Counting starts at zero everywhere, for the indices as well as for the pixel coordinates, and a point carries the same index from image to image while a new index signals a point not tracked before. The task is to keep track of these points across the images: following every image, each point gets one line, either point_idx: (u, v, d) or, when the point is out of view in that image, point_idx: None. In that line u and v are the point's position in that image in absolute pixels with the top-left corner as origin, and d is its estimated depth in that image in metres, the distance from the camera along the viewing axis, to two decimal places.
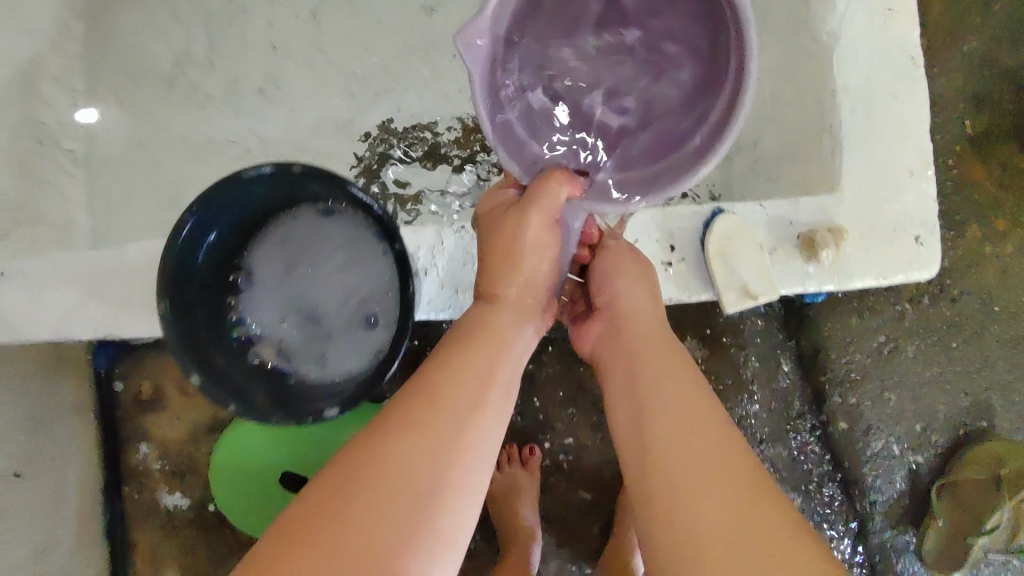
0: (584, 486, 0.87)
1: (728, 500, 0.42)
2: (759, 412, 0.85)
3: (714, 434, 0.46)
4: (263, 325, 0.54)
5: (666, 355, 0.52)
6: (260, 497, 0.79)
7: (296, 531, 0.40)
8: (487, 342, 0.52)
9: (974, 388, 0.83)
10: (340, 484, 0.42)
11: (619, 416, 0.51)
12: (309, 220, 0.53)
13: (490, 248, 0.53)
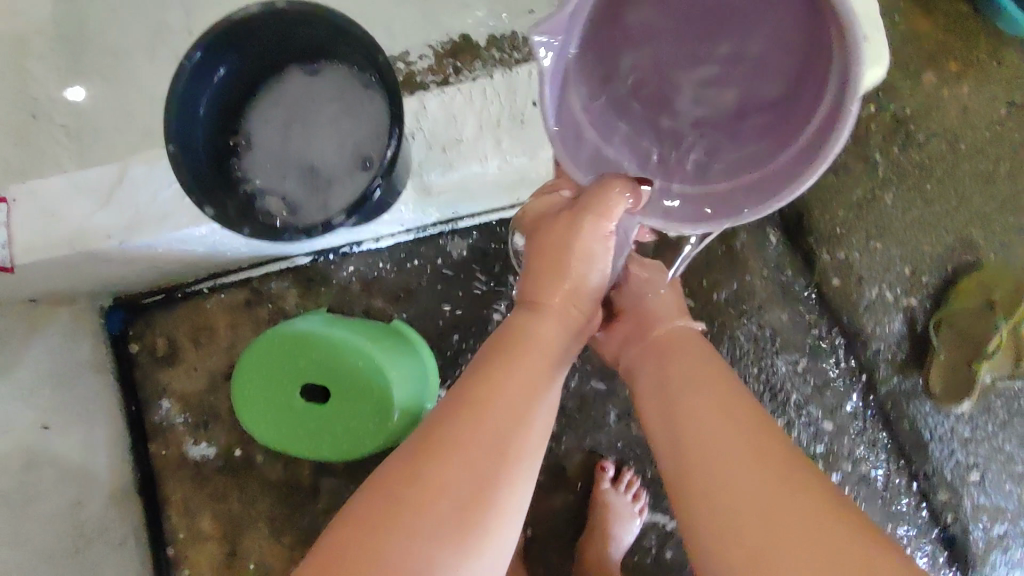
0: (597, 376, 0.89)
1: (761, 481, 0.48)
2: (755, 282, 0.88)
3: (741, 424, 0.52)
4: (267, 183, 0.53)
5: (697, 362, 0.58)
6: (284, 412, 0.77)
7: (372, 521, 0.45)
8: (528, 350, 0.56)
9: (956, 225, 0.86)
10: (405, 483, 0.47)
11: (655, 416, 0.57)
12: (298, 82, 0.54)
13: (541, 257, 0.58)
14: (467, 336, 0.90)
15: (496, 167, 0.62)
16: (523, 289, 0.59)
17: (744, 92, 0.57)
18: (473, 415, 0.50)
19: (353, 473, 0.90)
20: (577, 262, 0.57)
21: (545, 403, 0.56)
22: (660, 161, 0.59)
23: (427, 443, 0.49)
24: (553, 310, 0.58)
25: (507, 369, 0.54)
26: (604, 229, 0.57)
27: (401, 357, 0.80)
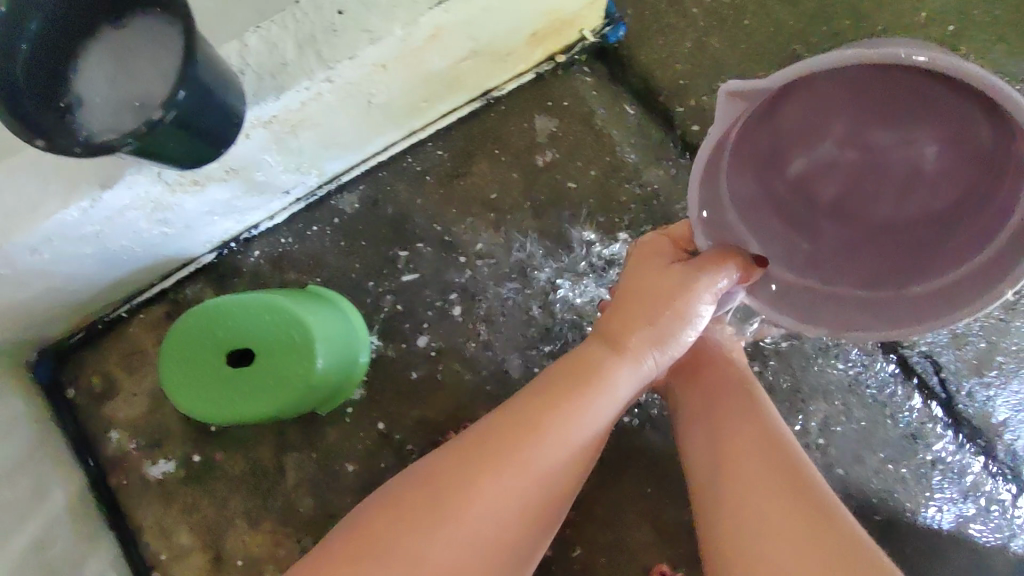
0: (510, 278, 0.93)
1: (761, 506, 0.62)
2: (631, 151, 0.94)
3: (756, 452, 0.67)
4: (103, 127, 0.56)
5: (735, 397, 0.75)
6: (217, 383, 0.79)
7: (405, 512, 0.63)
8: (592, 389, 0.73)
9: (782, 46, 0.94)
10: (444, 491, 0.64)
11: (697, 446, 0.73)
12: (114, 39, 0.59)
13: (647, 300, 0.75)
14: (382, 281, 0.94)
15: (325, 79, 0.66)
16: (614, 326, 0.76)
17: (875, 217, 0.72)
18: (523, 447, 0.67)
19: (311, 442, 0.92)
20: (672, 317, 0.74)
21: (591, 444, 0.73)
22: (794, 247, 0.75)
23: (475, 464, 0.66)
24: (639, 359, 0.75)
25: (571, 402, 0.71)
26: (709, 292, 0.72)
27: (316, 306, 0.83)
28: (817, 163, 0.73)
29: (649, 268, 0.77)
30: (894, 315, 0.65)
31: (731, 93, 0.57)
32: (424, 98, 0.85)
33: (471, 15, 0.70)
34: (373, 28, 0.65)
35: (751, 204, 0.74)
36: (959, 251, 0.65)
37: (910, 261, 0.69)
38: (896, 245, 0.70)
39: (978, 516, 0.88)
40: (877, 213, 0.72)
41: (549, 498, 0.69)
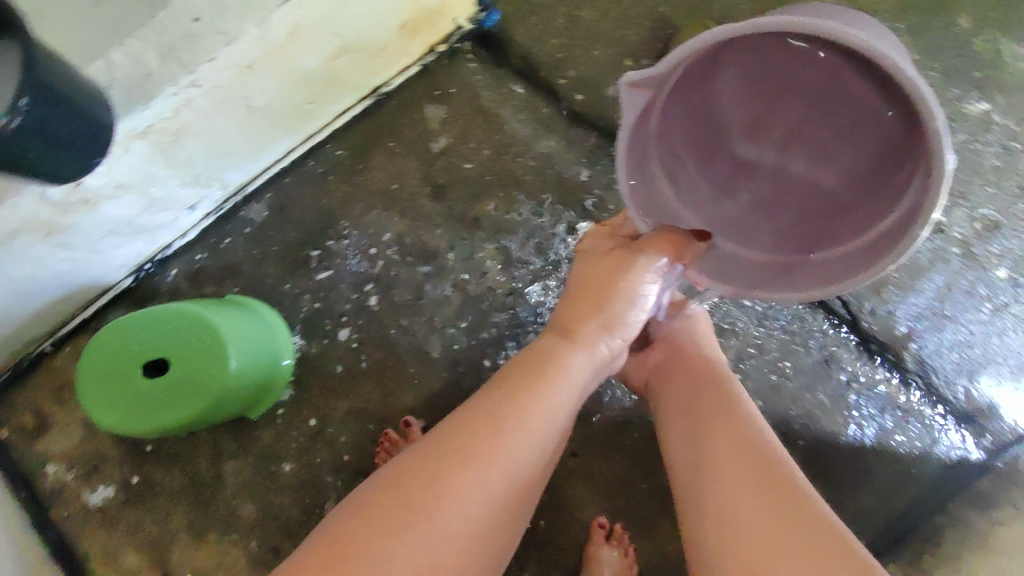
0: (420, 263, 0.96)
1: (756, 493, 0.59)
2: (521, 127, 0.98)
3: (742, 438, 0.65)
4: None
5: (713, 384, 0.74)
6: (134, 395, 0.80)
7: (366, 519, 0.57)
8: (550, 373, 0.68)
9: (650, 7, 0.98)
10: (409, 494, 0.57)
11: (676, 434, 0.72)
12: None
13: (589, 284, 0.72)
14: (298, 282, 0.97)
15: (191, 84, 0.70)
16: (566, 317, 0.73)
17: (793, 190, 0.73)
18: (492, 442, 0.62)
19: (246, 447, 0.94)
20: (620, 300, 0.71)
21: (556, 437, 0.68)
22: (717, 215, 0.75)
23: (441, 458, 0.60)
24: (591, 346, 0.71)
25: (530, 394, 0.66)
26: (651, 270, 0.70)
27: (227, 310, 0.86)
28: (740, 139, 0.75)
29: (594, 252, 0.74)
30: (811, 277, 0.66)
31: (627, 83, 0.58)
32: (309, 99, 0.88)
33: (324, 8, 0.74)
34: (227, 29, 0.68)
35: (687, 179, 0.76)
36: (866, 221, 0.67)
37: (821, 232, 0.70)
38: (812, 217, 0.72)
39: (898, 428, 0.91)
40: (794, 188, 0.73)
41: (521, 498, 0.64)
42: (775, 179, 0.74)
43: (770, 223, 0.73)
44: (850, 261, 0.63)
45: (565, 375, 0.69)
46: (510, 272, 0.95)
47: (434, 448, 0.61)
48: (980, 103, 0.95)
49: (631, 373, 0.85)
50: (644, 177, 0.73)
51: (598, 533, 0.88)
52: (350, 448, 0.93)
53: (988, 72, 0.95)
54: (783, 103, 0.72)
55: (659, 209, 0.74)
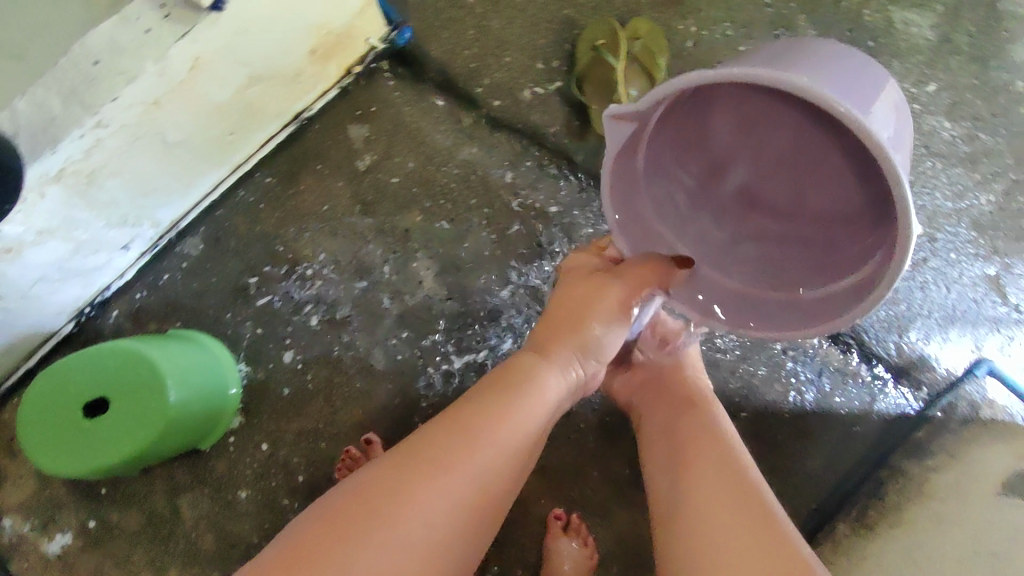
0: (357, 279, 0.97)
1: (733, 520, 0.61)
2: (443, 137, 1.01)
3: (720, 463, 0.67)
4: None
5: (692, 409, 0.77)
6: (78, 437, 0.81)
7: (331, 526, 0.56)
8: (523, 391, 0.68)
9: (555, 11, 1.02)
10: (377, 502, 0.57)
11: (659, 457, 0.74)
12: None
13: (567, 307, 0.74)
14: (239, 310, 0.98)
15: (96, 124, 0.71)
16: (545, 337, 0.73)
17: (774, 223, 0.75)
18: (464, 454, 0.61)
19: (199, 478, 0.94)
20: (594, 323, 0.73)
21: (530, 455, 0.68)
22: (700, 241, 0.76)
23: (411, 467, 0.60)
24: (566, 367, 0.72)
25: (504, 410, 0.66)
26: (628, 299, 0.72)
27: (167, 343, 0.87)
28: (727, 171, 0.76)
29: (574, 274, 0.76)
30: (791, 316, 0.67)
31: (614, 113, 0.61)
32: (228, 130, 0.90)
33: (223, 40, 0.77)
34: (126, 69, 0.71)
35: (676, 202, 0.76)
36: (839, 268, 0.68)
37: (798, 271, 0.71)
38: (791, 252, 0.73)
39: (836, 389, 0.93)
40: (776, 221, 0.75)
41: (490, 509, 0.63)
42: (759, 211, 0.76)
43: (752, 254, 0.74)
44: (827, 306, 0.65)
45: (538, 393, 0.69)
46: (446, 279, 0.97)
47: (406, 457, 0.61)
48: None
49: (616, 392, 0.87)
50: (630, 195, 0.73)
51: (555, 525, 0.89)
52: (303, 468, 0.93)
53: (880, 41, 1.01)
54: (771, 137, 0.73)
55: (643, 231, 0.74)
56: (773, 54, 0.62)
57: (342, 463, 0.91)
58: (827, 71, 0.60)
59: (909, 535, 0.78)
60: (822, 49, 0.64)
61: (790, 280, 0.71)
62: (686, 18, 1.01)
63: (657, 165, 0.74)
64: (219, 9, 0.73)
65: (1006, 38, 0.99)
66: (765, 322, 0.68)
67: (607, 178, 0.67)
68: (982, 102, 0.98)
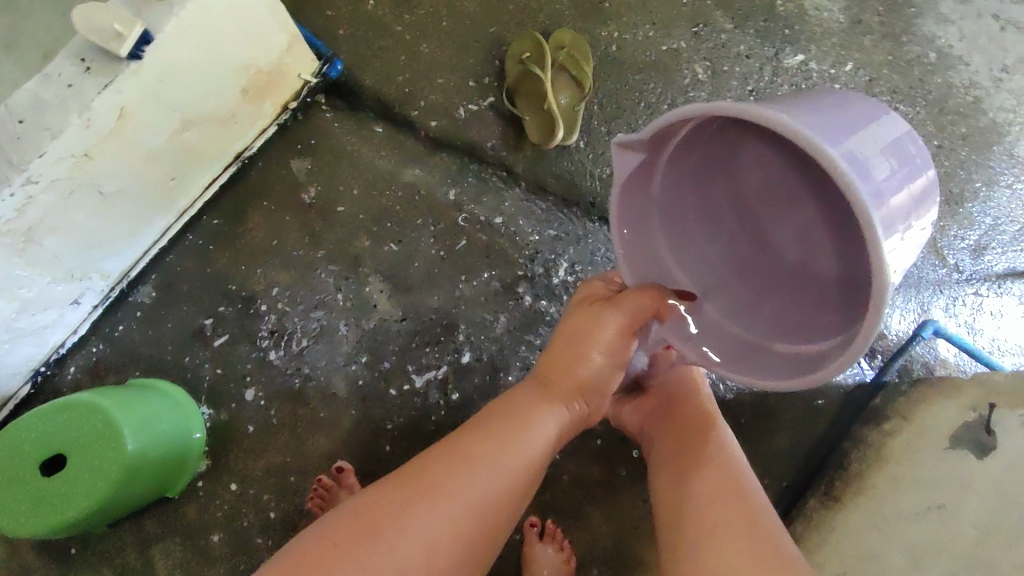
0: (312, 309, 0.98)
1: (737, 546, 0.59)
2: (385, 162, 1.03)
3: (724, 484, 0.66)
4: None
5: (696, 424, 0.76)
6: (34, 495, 0.80)
7: (324, 551, 0.56)
8: (522, 428, 0.68)
9: (482, 33, 1.06)
10: (373, 526, 0.57)
11: (663, 474, 0.73)
12: None
13: (569, 339, 0.74)
14: (197, 353, 0.97)
15: (26, 181, 0.73)
16: (548, 372, 0.74)
17: (778, 281, 0.67)
18: (462, 478, 0.61)
19: (169, 527, 0.92)
20: (592, 357, 0.72)
21: (528, 487, 0.67)
22: (700, 278, 0.69)
23: (409, 491, 0.60)
24: (566, 401, 0.72)
25: (508, 443, 0.66)
26: (623, 328, 0.70)
27: (124, 392, 0.86)
28: (743, 225, 0.70)
29: (580, 304, 0.75)
30: (766, 365, 0.58)
31: (623, 139, 0.59)
32: (168, 176, 0.92)
33: (148, 89, 0.79)
34: (51, 125, 0.73)
35: (686, 238, 0.70)
36: (826, 326, 0.58)
37: (786, 323, 0.62)
38: (790, 306, 0.64)
39: None
40: (779, 279, 0.67)
41: (488, 537, 0.62)
42: (768, 267, 0.68)
43: (750, 303, 0.66)
44: (801, 358, 0.55)
45: (538, 429, 0.69)
46: (400, 300, 0.98)
47: (407, 482, 0.61)
48: (796, 56, 1.04)
49: (626, 422, 0.85)
50: (640, 222, 0.68)
51: (530, 533, 0.89)
52: (274, 504, 0.92)
53: (796, 28, 1.05)
54: (787, 190, 0.67)
55: (646, 258, 0.69)
56: (809, 98, 0.55)
57: (314, 491, 0.90)
58: (868, 126, 0.53)
59: (873, 501, 0.79)
60: (876, 105, 0.56)
61: (781, 330, 0.62)
62: (607, 24, 1.06)
63: (676, 199, 0.69)
64: (138, 58, 0.74)
65: (913, 13, 1.05)
66: (745, 367, 0.59)
67: (615, 200, 0.64)
68: (899, 75, 1.03)
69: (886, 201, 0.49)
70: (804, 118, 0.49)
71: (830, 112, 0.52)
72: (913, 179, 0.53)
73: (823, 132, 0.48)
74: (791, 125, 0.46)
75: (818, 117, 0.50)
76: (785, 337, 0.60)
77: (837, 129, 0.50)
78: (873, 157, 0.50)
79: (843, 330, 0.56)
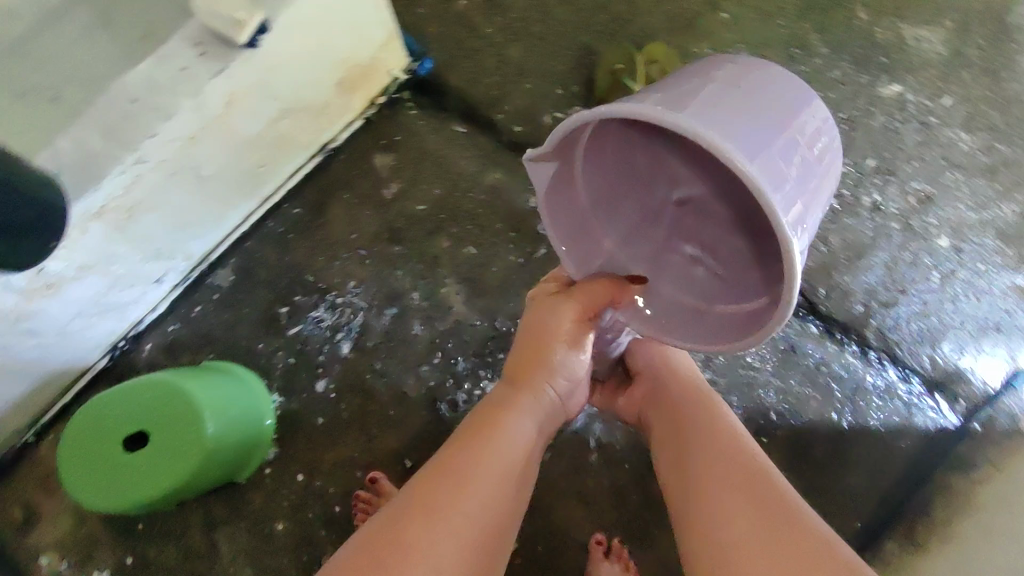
0: (387, 305, 0.98)
1: (752, 514, 0.58)
2: (467, 163, 1.03)
3: (729, 452, 0.65)
4: None
5: (695, 396, 0.75)
6: (112, 468, 0.81)
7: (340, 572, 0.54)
8: (501, 427, 0.67)
9: (572, 40, 1.05)
10: (385, 545, 0.55)
11: (664, 453, 0.72)
12: None
13: (531, 333, 0.74)
14: (271, 340, 0.98)
15: (137, 161, 0.74)
16: (515, 368, 0.74)
17: (696, 244, 0.71)
18: (460, 487, 0.60)
19: (237, 511, 0.93)
20: (557, 348, 0.73)
21: (524, 484, 0.66)
22: (632, 252, 0.73)
23: (415, 510, 0.57)
24: (538, 393, 0.72)
25: (491, 444, 0.65)
26: (579, 318, 0.72)
27: (204, 376, 0.87)
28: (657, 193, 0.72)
29: (536, 300, 0.77)
30: (703, 332, 0.63)
31: (533, 155, 0.61)
32: (260, 163, 0.93)
33: (256, 78, 0.79)
34: (162, 106, 0.73)
35: (613, 215, 0.73)
36: (745, 290, 0.64)
37: (714, 287, 0.67)
38: (712, 267, 0.69)
39: (872, 405, 0.93)
40: (695, 240, 0.71)
41: (496, 536, 0.60)
42: (682, 229, 0.72)
43: (678, 270, 0.71)
44: (726, 329, 0.61)
45: (515, 424, 0.69)
46: (476, 304, 0.97)
47: (407, 499, 0.59)
48: (892, 86, 1.02)
49: (622, 413, 0.84)
50: (571, 217, 0.71)
51: (597, 550, 0.88)
52: (340, 497, 0.92)
53: (894, 57, 1.03)
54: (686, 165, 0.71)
55: (587, 244, 0.72)
56: (689, 75, 0.57)
57: (355, 508, 0.90)
58: (750, 96, 0.55)
59: (961, 551, 0.77)
60: (768, 72, 0.59)
61: (709, 295, 0.67)
62: (700, 41, 1.05)
63: (595, 187, 0.71)
64: (253, 46, 0.75)
65: (1015, 49, 1.02)
66: (685, 335, 0.65)
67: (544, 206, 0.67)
68: (998, 112, 1.00)
69: (784, 176, 0.52)
70: (693, 106, 0.51)
71: (724, 89, 0.55)
72: (801, 140, 0.56)
73: (710, 118, 0.50)
74: (680, 119, 0.48)
75: (705, 97, 0.52)
76: (713, 302, 0.66)
77: (728, 108, 0.53)
78: (758, 128, 0.52)
79: (766, 293, 0.61)
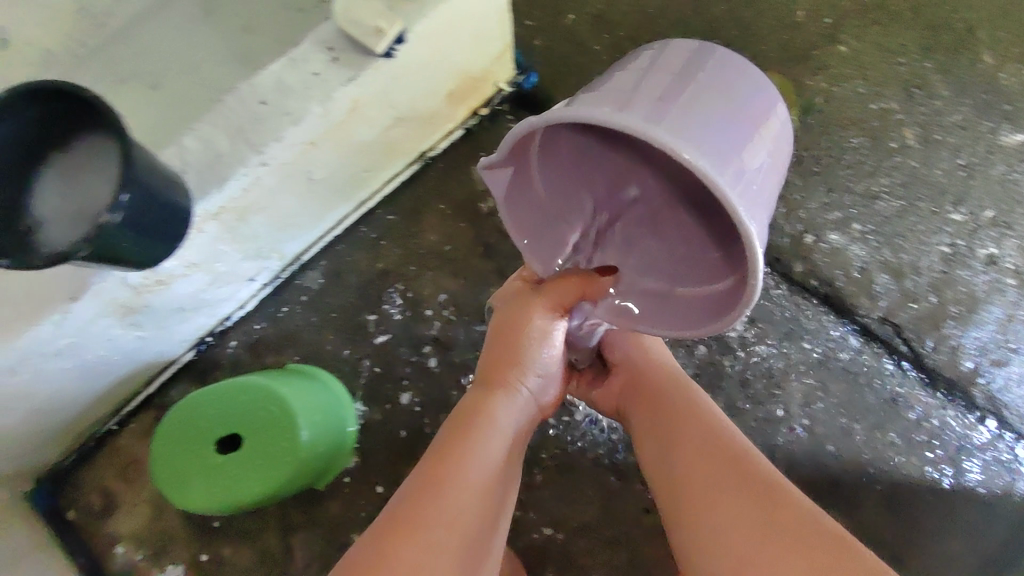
0: (478, 321, 0.96)
1: (738, 503, 0.58)
2: None
3: (709, 441, 0.65)
4: (48, 228, 0.67)
5: (674, 385, 0.75)
6: (204, 468, 0.80)
7: None
8: (478, 430, 0.68)
9: None
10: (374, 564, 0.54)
11: (647, 445, 0.72)
12: (81, 149, 0.69)
13: (503, 335, 0.74)
14: (357, 347, 0.97)
15: (260, 164, 0.73)
16: (489, 371, 0.74)
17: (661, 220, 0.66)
18: (443, 499, 0.59)
19: (314, 518, 0.91)
20: (531, 346, 0.73)
21: (505, 487, 0.66)
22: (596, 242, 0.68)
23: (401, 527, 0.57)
24: (512, 393, 0.72)
25: (471, 449, 0.65)
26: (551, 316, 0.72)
27: (295, 380, 0.86)
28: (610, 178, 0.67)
29: (507, 299, 0.77)
30: (675, 317, 0.60)
31: (487, 163, 0.59)
32: (365, 169, 0.91)
33: (382, 86, 0.78)
34: (292, 110, 0.72)
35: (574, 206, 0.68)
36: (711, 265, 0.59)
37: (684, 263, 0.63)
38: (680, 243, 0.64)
39: (974, 466, 0.89)
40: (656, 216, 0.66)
41: (479, 543, 0.60)
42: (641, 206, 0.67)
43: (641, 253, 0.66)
44: (701, 315, 0.57)
45: (492, 425, 0.69)
46: None
47: (390, 516, 0.58)
48: (1016, 135, 0.98)
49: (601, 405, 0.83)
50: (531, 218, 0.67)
51: None
52: None
53: (1020, 105, 0.99)
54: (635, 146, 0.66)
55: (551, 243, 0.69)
56: (627, 66, 0.55)
57: None
58: (697, 79, 0.52)
59: None
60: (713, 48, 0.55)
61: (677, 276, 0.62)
62: (817, 74, 1.02)
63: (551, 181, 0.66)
64: (389, 56, 0.74)
65: None
66: (659, 323, 0.61)
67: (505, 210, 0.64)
68: None
69: (737, 160, 0.49)
70: (631, 102, 0.48)
71: (664, 75, 0.51)
72: (757, 118, 0.52)
73: (649, 112, 0.47)
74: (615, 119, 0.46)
75: (646, 89, 0.50)
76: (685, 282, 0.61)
77: (669, 96, 0.49)
78: (704, 112, 0.49)
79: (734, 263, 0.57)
